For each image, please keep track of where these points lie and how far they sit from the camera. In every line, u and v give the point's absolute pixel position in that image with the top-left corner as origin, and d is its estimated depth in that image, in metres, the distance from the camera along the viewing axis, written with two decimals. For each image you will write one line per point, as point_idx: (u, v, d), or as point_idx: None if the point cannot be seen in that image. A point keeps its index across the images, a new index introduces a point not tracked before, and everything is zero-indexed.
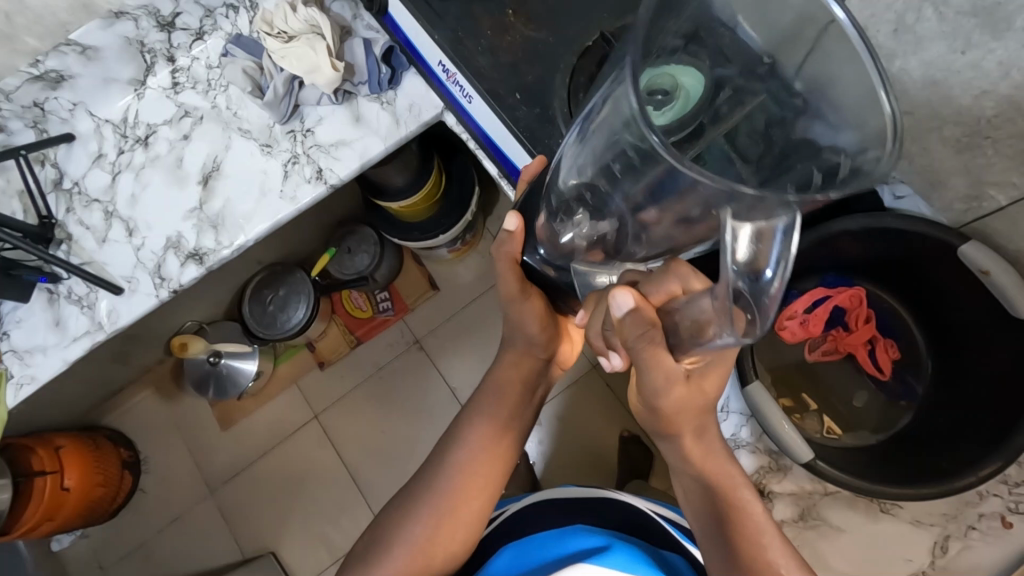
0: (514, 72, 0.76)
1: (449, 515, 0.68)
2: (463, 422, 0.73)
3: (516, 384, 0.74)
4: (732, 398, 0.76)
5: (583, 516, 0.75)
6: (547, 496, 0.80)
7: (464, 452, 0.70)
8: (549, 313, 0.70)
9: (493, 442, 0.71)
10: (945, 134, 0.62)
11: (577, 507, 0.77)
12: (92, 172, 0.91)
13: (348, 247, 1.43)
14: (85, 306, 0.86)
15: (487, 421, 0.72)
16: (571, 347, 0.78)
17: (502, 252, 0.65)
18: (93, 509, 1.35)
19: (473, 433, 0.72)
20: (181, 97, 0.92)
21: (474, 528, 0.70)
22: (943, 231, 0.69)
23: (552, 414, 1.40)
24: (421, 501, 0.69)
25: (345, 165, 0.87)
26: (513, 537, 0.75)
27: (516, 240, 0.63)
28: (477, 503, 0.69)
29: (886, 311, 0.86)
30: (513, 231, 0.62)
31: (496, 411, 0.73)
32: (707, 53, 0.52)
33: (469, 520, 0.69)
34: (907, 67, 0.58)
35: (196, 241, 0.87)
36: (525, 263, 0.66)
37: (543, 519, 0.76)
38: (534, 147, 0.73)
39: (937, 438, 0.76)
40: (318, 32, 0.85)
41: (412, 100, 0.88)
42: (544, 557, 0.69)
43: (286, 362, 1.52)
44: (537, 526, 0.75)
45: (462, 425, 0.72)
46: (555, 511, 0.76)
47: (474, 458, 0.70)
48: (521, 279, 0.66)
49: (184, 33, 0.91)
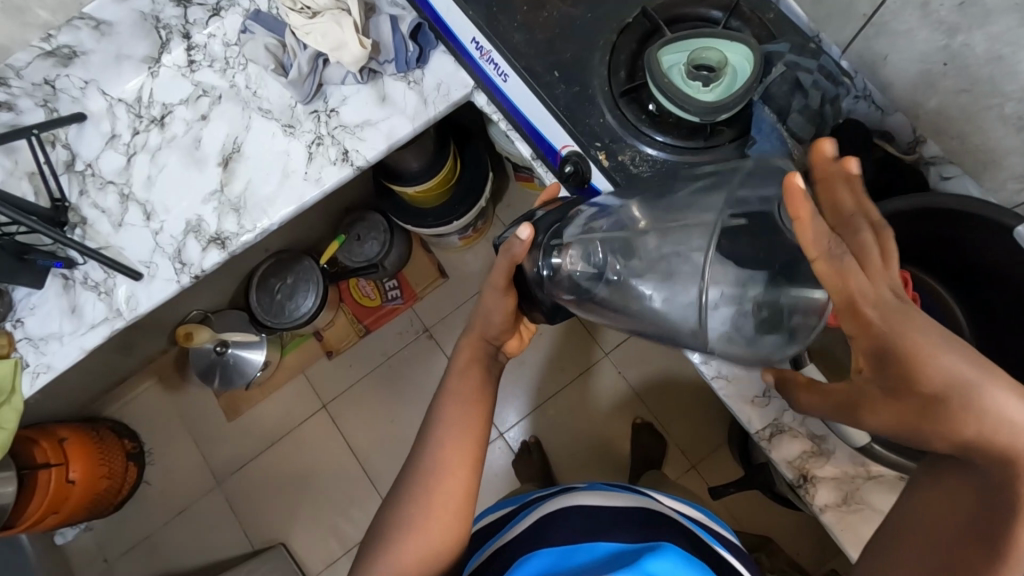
0: (551, 48, 0.75)
1: (442, 503, 0.63)
2: (438, 414, 0.69)
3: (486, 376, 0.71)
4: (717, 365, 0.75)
5: (606, 527, 0.62)
6: (571, 501, 0.66)
7: (447, 439, 0.66)
8: (516, 311, 0.70)
9: (478, 429, 0.68)
10: (1006, 112, 0.58)
11: (600, 514, 0.63)
12: (106, 153, 0.88)
13: (357, 234, 1.39)
14: (102, 293, 0.83)
15: (473, 408, 0.68)
16: (519, 341, 0.77)
17: (505, 253, 0.62)
18: (99, 501, 1.32)
19: (462, 420, 0.67)
20: (197, 75, 0.89)
21: (466, 523, 0.64)
22: (995, 210, 0.62)
23: (565, 401, 1.39)
24: (413, 500, 0.64)
25: (372, 146, 0.85)
26: (526, 545, 0.62)
27: (524, 248, 0.60)
28: (466, 496, 0.64)
29: (925, 295, 0.76)
30: (524, 239, 0.60)
31: (475, 398, 0.69)
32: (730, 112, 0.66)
33: (463, 516, 0.64)
34: (968, 44, 0.56)
35: (217, 225, 0.84)
36: (520, 266, 0.63)
37: (560, 524, 0.63)
38: (574, 126, 0.71)
39: None
40: (344, 8, 0.81)
41: (440, 80, 0.85)
42: (574, 564, 0.57)
43: (293, 351, 1.50)
44: (553, 534, 0.62)
45: (455, 411, 0.68)
46: (583, 518, 0.63)
47: (468, 447, 0.66)
48: (509, 274, 0.64)
49: (200, 9, 0.89)
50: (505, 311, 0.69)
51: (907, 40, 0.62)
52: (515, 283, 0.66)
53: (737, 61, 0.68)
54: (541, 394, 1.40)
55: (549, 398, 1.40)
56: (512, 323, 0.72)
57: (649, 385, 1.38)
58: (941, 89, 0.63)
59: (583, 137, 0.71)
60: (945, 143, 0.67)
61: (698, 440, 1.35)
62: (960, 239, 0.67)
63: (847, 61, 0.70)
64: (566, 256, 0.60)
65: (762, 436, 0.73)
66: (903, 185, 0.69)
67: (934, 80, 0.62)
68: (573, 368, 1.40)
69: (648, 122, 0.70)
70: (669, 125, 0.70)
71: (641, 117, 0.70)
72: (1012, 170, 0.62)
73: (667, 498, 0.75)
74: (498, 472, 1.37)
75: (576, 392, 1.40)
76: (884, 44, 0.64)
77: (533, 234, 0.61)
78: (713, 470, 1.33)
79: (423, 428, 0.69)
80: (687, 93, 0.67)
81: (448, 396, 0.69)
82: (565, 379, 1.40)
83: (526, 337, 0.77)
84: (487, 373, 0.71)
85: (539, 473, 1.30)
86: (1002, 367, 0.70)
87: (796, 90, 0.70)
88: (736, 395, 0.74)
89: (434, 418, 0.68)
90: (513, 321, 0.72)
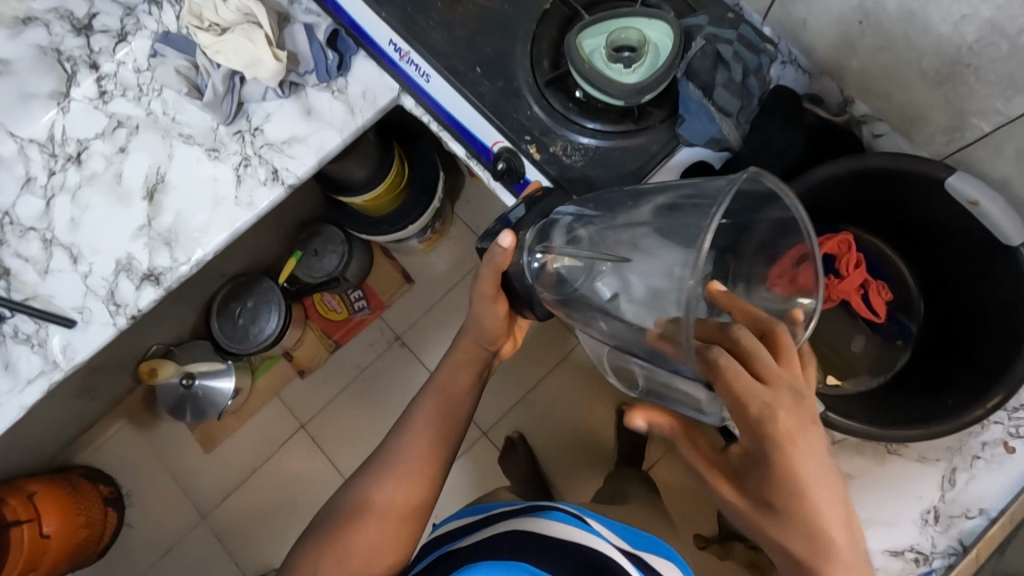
0: (472, 43, 0.73)
1: (384, 520, 0.62)
2: (403, 420, 0.68)
3: (464, 381, 0.70)
4: None
5: (547, 556, 0.56)
6: (517, 526, 0.60)
7: (409, 450, 0.65)
8: (509, 314, 0.69)
9: (445, 438, 0.67)
10: (924, 67, 0.58)
11: (547, 542, 0.57)
12: (23, 200, 0.83)
13: (314, 248, 1.35)
14: (35, 345, 0.79)
15: (439, 410, 0.68)
16: (512, 344, 0.75)
17: (489, 262, 0.62)
18: (79, 552, 1.28)
19: (421, 431, 0.66)
20: (110, 106, 0.85)
21: (414, 523, 0.63)
22: (927, 165, 0.61)
23: (544, 394, 1.38)
24: (374, 522, 0.61)
25: (301, 162, 0.81)
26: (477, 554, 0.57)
27: (507, 255, 0.61)
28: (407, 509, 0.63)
29: (871, 256, 0.77)
30: (506, 247, 0.60)
31: (444, 401, 0.69)
32: (625, 95, 0.65)
33: (406, 528, 0.62)
34: (880, 2, 0.56)
35: (149, 261, 0.81)
36: (505, 273, 0.64)
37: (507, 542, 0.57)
38: (502, 122, 0.69)
39: (923, 375, 0.71)
40: (254, 21, 0.78)
41: (365, 86, 0.82)
42: None
43: (264, 375, 1.46)
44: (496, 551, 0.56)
45: (423, 407, 0.68)
46: (525, 544, 0.57)
47: (423, 452, 0.65)
48: (496, 281, 0.64)
49: (104, 36, 0.85)
50: (498, 316, 0.67)
51: (822, 3, 0.61)
52: (503, 287, 0.65)
53: (657, 38, 0.66)
54: (500, 378, 1.39)
55: (529, 391, 1.39)
56: (505, 327, 0.70)
57: None
58: (861, 49, 0.62)
59: (514, 135, 0.69)
60: (872, 102, 0.67)
61: None
62: (907, 200, 0.67)
63: (769, 27, 0.70)
64: (551, 256, 0.59)
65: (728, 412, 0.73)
66: (838, 146, 0.69)
67: (854, 40, 0.62)
68: (549, 358, 1.39)
69: (576, 110, 0.68)
70: (598, 111, 0.68)
71: (569, 105, 0.68)
72: (938, 124, 0.62)
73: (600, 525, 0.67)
74: (483, 471, 1.36)
75: (556, 381, 1.38)
76: (801, 9, 0.64)
77: (514, 240, 0.61)
78: None
79: (396, 428, 0.69)
80: (610, 77, 0.65)
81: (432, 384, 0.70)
82: (544, 366, 1.39)
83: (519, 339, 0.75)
84: (477, 377, 0.71)
85: (526, 469, 1.29)
86: (956, 320, 0.70)
87: (719, 64, 0.66)
88: None
89: (412, 411, 0.69)
90: (507, 325, 0.70)
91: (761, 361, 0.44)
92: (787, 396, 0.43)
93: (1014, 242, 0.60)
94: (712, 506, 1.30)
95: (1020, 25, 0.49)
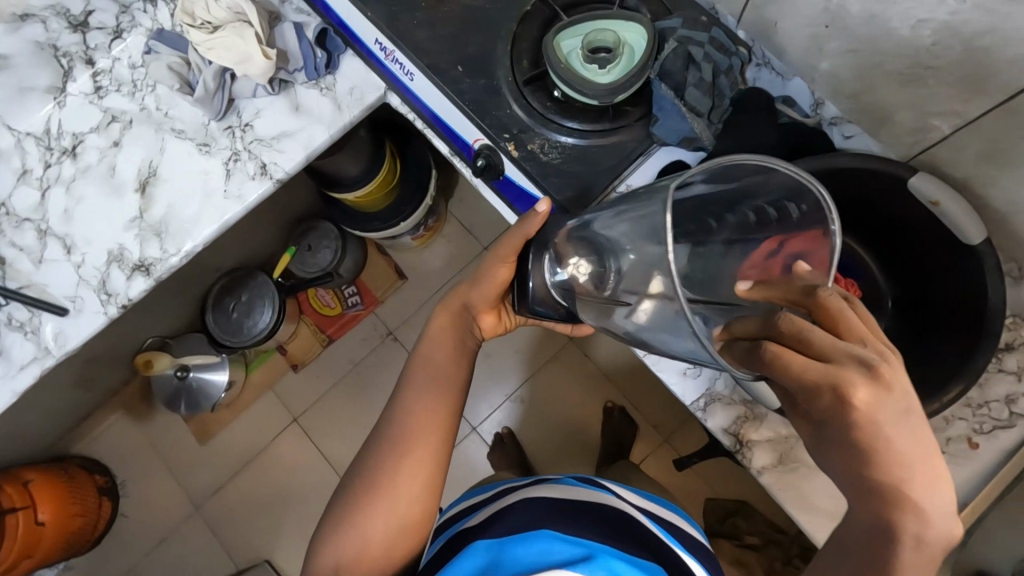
0: (456, 42, 0.75)
1: (397, 499, 0.63)
2: (398, 399, 0.70)
3: (448, 351, 0.72)
4: (719, 381, 0.74)
5: (563, 518, 0.58)
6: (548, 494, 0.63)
7: (403, 438, 0.65)
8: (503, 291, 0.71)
9: (446, 421, 0.67)
10: (888, 69, 0.60)
11: (565, 508, 0.60)
12: (19, 191, 0.86)
13: (309, 243, 1.37)
14: (28, 332, 0.82)
15: (434, 386, 0.69)
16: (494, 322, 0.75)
17: (517, 229, 0.66)
18: (74, 541, 1.30)
19: (413, 414, 0.67)
20: (105, 101, 0.87)
21: (429, 498, 0.65)
22: (890, 164, 0.64)
23: (532, 390, 1.40)
24: (388, 502, 0.63)
25: (290, 157, 0.83)
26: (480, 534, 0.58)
27: (539, 222, 0.65)
28: (420, 487, 0.64)
29: (842, 254, 0.78)
30: (541, 212, 0.64)
31: (435, 380, 0.70)
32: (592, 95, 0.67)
33: (422, 504, 0.64)
34: (843, 5, 0.58)
35: (140, 251, 0.83)
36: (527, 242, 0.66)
37: (526, 511, 0.60)
38: (483, 120, 0.71)
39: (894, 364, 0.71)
40: (244, 19, 0.80)
41: (353, 84, 0.84)
42: (527, 566, 0.51)
43: (257, 369, 1.48)
44: (512, 524, 0.58)
45: (404, 395, 0.69)
46: (543, 512, 0.59)
47: (423, 429, 0.66)
48: (518, 248, 0.66)
49: (101, 32, 0.88)
50: (495, 283, 0.69)
51: (791, 7, 0.63)
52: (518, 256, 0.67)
53: (631, 38, 0.68)
54: (491, 373, 1.41)
55: (519, 386, 1.40)
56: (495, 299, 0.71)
57: (618, 368, 1.39)
58: (830, 51, 0.64)
59: (493, 133, 0.71)
60: (842, 103, 0.69)
61: (670, 414, 1.36)
62: (877, 198, 0.69)
63: (743, 30, 0.72)
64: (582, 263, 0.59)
65: (698, 406, 0.74)
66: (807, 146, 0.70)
67: (822, 42, 0.64)
68: (540, 355, 1.40)
69: (555, 109, 0.70)
70: (575, 110, 0.70)
71: (547, 104, 0.70)
72: (903, 125, 0.64)
73: (618, 487, 0.72)
74: (472, 467, 1.38)
75: (547, 377, 1.40)
76: (772, 12, 0.66)
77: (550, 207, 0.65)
78: (686, 441, 1.35)
79: (391, 410, 0.69)
80: (586, 77, 0.67)
81: (412, 369, 0.72)
82: (535, 362, 1.41)
83: (504, 319, 0.76)
84: (460, 343, 0.73)
85: (514, 463, 1.31)
86: (922, 316, 0.72)
87: (690, 64, 0.68)
88: (671, 367, 0.74)
89: (406, 390, 0.70)
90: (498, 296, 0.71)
91: (815, 338, 0.43)
92: (855, 368, 0.42)
93: (973, 241, 0.62)
94: (698, 503, 1.31)
95: (972, 28, 0.50)
